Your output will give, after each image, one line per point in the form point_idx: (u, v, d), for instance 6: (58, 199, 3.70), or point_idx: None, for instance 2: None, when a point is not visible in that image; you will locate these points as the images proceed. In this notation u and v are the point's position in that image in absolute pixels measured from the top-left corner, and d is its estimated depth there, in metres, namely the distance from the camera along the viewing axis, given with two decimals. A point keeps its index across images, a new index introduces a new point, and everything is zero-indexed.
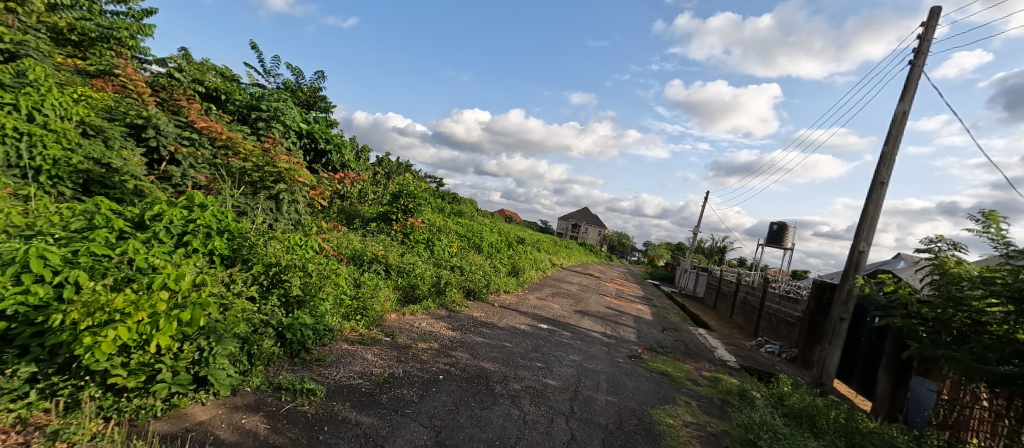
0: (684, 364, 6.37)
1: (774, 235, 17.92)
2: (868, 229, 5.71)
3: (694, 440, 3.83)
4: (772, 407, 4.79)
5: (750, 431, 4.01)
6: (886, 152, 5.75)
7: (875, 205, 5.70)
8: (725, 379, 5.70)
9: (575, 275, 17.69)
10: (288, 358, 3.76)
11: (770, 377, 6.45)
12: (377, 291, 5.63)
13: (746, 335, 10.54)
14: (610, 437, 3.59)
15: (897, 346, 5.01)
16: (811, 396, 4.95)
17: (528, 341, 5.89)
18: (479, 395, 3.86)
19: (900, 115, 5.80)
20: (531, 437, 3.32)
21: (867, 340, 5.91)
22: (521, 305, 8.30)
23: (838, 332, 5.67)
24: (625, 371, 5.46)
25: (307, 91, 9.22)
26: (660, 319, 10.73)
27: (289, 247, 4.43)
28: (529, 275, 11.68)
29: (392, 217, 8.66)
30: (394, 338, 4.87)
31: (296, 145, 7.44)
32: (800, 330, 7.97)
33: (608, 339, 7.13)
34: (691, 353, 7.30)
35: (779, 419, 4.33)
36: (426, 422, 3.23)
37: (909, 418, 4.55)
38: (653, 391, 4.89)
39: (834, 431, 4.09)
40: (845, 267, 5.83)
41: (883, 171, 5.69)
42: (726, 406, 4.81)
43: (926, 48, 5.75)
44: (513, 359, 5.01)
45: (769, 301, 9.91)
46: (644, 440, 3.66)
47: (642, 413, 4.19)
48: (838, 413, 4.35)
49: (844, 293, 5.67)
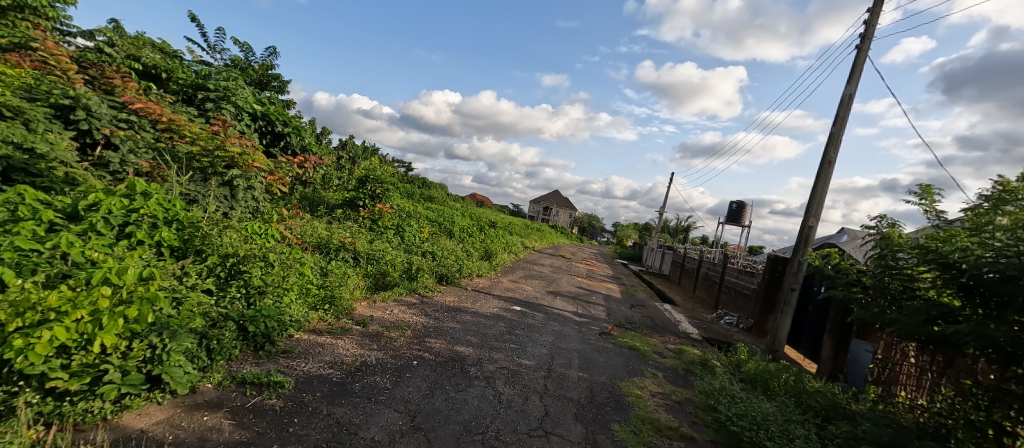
0: (650, 338, 6.56)
1: (733, 213, 18.55)
2: (817, 205, 5.92)
3: (660, 408, 3.96)
4: (730, 373, 5.00)
5: (711, 397, 4.18)
6: (833, 132, 5.96)
7: (824, 183, 5.91)
8: (689, 350, 5.91)
9: (546, 257, 17.82)
10: (252, 351, 3.63)
11: (727, 346, 6.75)
12: (346, 280, 5.49)
13: (708, 309, 10.92)
14: (581, 411, 3.62)
15: (840, 311, 5.28)
16: (765, 361, 5.19)
17: (502, 324, 5.85)
18: (454, 378, 3.82)
19: (847, 98, 6.01)
20: (506, 416, 3.32)
21: (814, 309, 6.22)
22: (494, 289, 8.30)
23: (789, 302, 5.92)
24: (595, 347, 5.56)
25: (258, 70, 8.72)
26: (629, 296, 10.98)
27: (247, 236, 4.24)
28: (502, 258, 11.63)
29: (359, 204, 8.35)
30: (366, 327, 4.76)
31: (251, 127, 6.97)
32: (755, 302, 8.35)
33: (580, 318, 7.22)
34: (656, 328, 7.52)
35: (737, 384, 4.52)
36: (400, 407, 3.17)
37: (848, 378, 4.85)
38: (621, 365, 5.00)
39: (785, 392, 4.34)
40: (796, 241, 6.06)
41: (831, 151, 5.90)
42: (690, 376, 4.98)
43: (873, 29, 5.94)
44: (487, 343, 4.96)
45: (729, 275, 10.27)
46: (615, 413, 3.72)
47: (612, 387, 4.26)
48: (788, 375, 4.60)
49: (794, 267, 5.90)
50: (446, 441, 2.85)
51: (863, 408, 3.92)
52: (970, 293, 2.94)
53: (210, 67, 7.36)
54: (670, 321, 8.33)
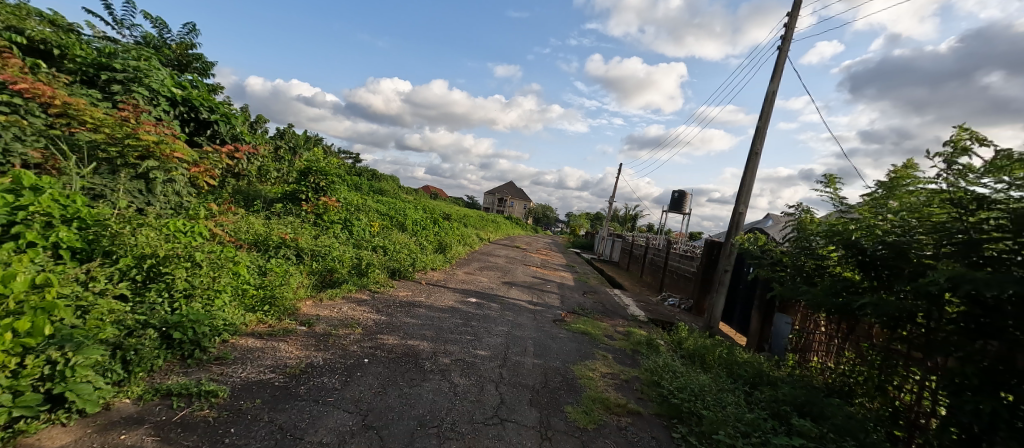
0: (600, 322, 6.72)
1: (675, 201, 19.39)
2: (746, 194, 6.25)
3: (610, 387, 4.05)
4: (672, 350, 5.24)
5: (655, 373, 4.33)
6: (759, 126, 6.29)
7: (752, 174, 6.23)
8: (636, 331, 6.12)
9: (501, 248, 17.81)
10: (178, 361, 3.24)
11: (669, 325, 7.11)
12: (288, 278, 5.14)
13: (654, 291, 11.42)
14: (537, 397, 3.61)
15: (765, 288, 5.71)
16: (702, 337, 5.49)
17: (457, 317, 5.73)
18: (408, 374, 3.67)
19: (770, 94, 6.37)
20: (462, 408, 3.22)
21: (744, 287, 6.67)
22: (449, 281, 8.14)
23: (722, 281, 6.27)
24: (548, 333, 5.61)
25: (175, 49, 7.92)
26: (582, 283, 11.22)
27: (169, 236, 3.86)
28: (457, 250, 11.46)
29: (300, 197, 7.86)
30: (312, 327, 4.48)
31: (170, 114, 6.31)
32: (694, 283, 8.83)
33: (534, 306, 7.25)
34: (606, 312, 7.72)
35: (678, 360, 4.74)
36: (350, 407, 2.99)
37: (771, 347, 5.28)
38: (573, 349, 5.08)
39: (719, 364, 4.63)
40: (728, 228, 6.39)
41: (758, 143, 6.22)
42: (637, 355, 5.13)
43: (793, 26, 6.32)
44: (442, 336, 4.83)
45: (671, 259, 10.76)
46: (568, 395, 3.75)
47: (565, 371, 4.29)
48: (722, 349, 4.90)
49: (727, 250, 6.22)
50: (400, 438, 2.72)
51: (785, 374, 4.30)
52: (867, 268, 3.26)
53: (115, 43, 6.56)
54: (618, 305, 8.59)
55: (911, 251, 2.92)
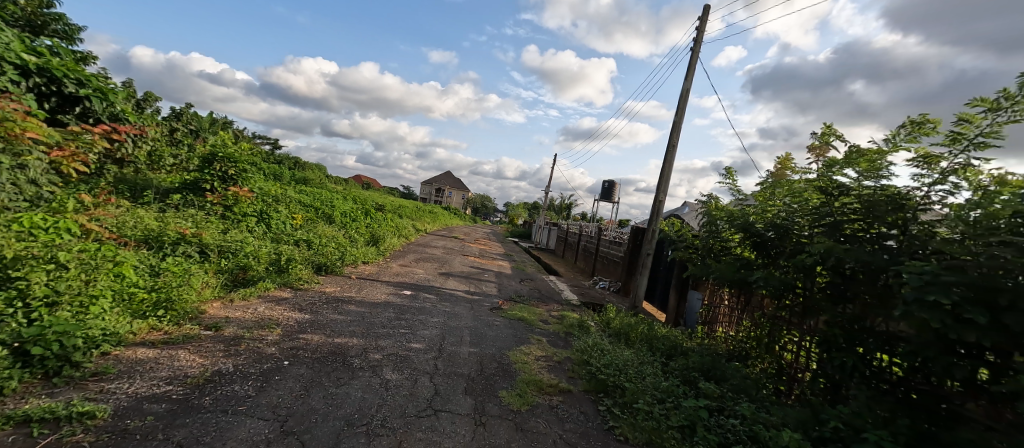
0: (536, 307, 6.79)
1: (605, 191, 20.14)
2: (665, 183, 6.57)
3: (544, 369, 4.04)
4: (602, 331, 5.42)
5: (585, 353, 4.40)
6: (675, 120, 6.63)
7: (670, 165, 6.56)
8: (569, 314, 6.26)
9: (437, 239, 17.42)
10: (42, 381, 2.66)
11: (599, 307, 7.45)
12: (189, 279, 4.52)
13: (586, 276, 11.84)
14: (472, 385, 3.49)
15: (682, 268, 6.19)
16: (628, 316, 5.77)
17: (390, 310, 5.44)
18: (335, 372, 3.38)
19: (684, 92, 6.73)
20: (393, 403, 3.01)
21: (664, 268, 7.18)
22: (383, 275, 7.76)
23: (645, 265, 6.57)
24: (483, 321, 5.52)
25: (26, 7, 6.61)
26: (519, 271, 11.30)
27: (14, 229, 3.36)
28: (390, 242, 10.97)
29: (204, 187, 7.02)
30: (219, 330, 3.97)
31: (20, 85, 5.10)
32: (621, 267, 9.30)
33: (471, 295, 7.14)
34: (542, 297, 7.83)
35: (606, 339, 4.90)
36: (267, 414, 2.66)
37: (686, 321, 5.78)
38: (510, 334, 5.04)
39: (641, 339, 4.90)
40: (650, 215, 6.69)
41: (675, 136, 6.56)
42: (570, 337, 5.21)
43: (704, 25, 6.71)
44: (371, 331, 4.53)
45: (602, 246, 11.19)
46: (503, 380, 3.67)
47: (501, 357, 4.22)
48: (645, 326, 5.18)
49: (649, 236, 6.53)
50: (324, 441, 2.47)
51: (698, 344, 4.74)
52: None
53: None
54: (553, 290, 8.79)
55: (792, 231, 3.50)
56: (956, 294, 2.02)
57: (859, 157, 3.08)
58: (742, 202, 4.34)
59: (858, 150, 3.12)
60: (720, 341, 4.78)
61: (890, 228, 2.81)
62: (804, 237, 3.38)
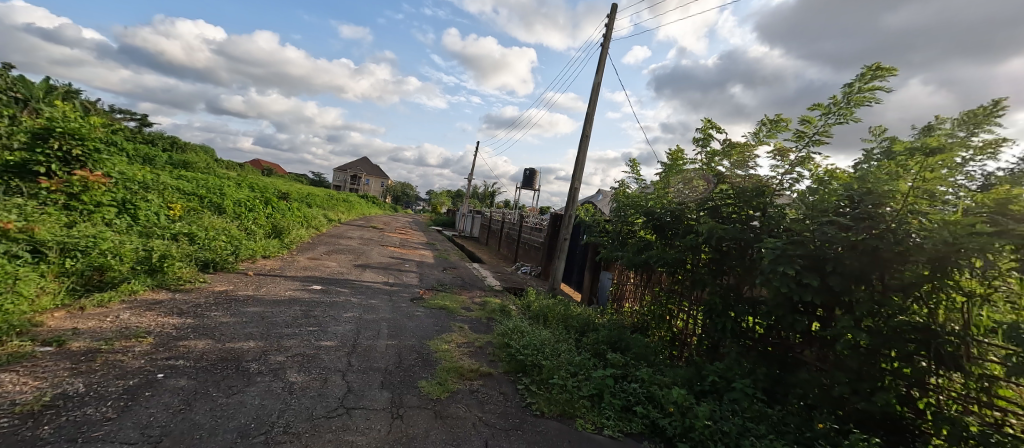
0: (460, 294, 6.66)
1: (526, 179, 20.38)
2: (580, 174, 6.72)
3: (465, 356, 3.92)
4: (523, 313, 5.44)
5: (506, 335, 4.34)
6: (589, 113, 6.80)
7: (582, 155, 6.74)
8: (491, 300, 6.20)
9: (352, 229, 16.38)
10: None
11: (520, 291, 7.54)
12: (23, 286, 3.54)
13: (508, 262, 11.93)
14: (389, 377, 3.25)
15: (593, 251, 6.48)
16: (547, 298, 5.89)
17: (295, 308, 4.92)
18: (228, 379, 2.94)
19: (595, 87, 6.92)
20: (298, 405, 2.70)
21: (577, 250, 7.46)
22: (289, 269, 7.04)
23: (562, 249, 6.72)
24: (406, 312, 5.21)
25: None
26: (443, 260, 11.04)
27: None
28: (296, 234, 10.03)
29: (36, 169, 5.56)
30: (64, 346, 3.19)
31: None
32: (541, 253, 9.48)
33: (388, 286, 6.78)
34: (465, 284, 7.70)
35: (527, 321, 4.92)
36: (137, 438, 2.20)
37: (597, 299, 6.08)
38: (433, 323, 4.85)
39: (557, 318, 5.00)
40: (566, 203, 6.82)
41: (587, 128, 6.73)
42: (492, 322, 5.13)
43: (613, 18, 6.93)
44: (272, 332, 4.02)
45: (524, 232, 11.31)
46: (422, 370, 3.47)
47: (420, 347, 4.00)
48: (563, 307, 5.31)
49: (565, 221, 6.63)
50: None
51: (608, 320, 4.93)
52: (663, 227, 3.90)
53: None
54: (476, 277, 8.71)
55: (682, 214, 3.72)
56: (796, 264, 2.58)
57: (731, 148, 3.47)
58: (644, 188, 4.54)
59: (730, 142, 3.50)
60: (627, 316, 4.99)
61: (752, 210, 3.21)
62: (689, 221, 3.66)
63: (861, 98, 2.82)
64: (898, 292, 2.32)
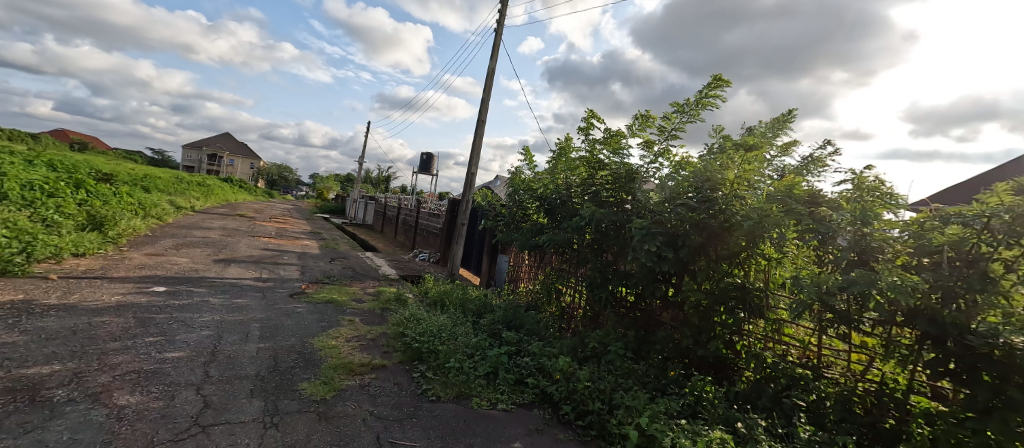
0: (349, 287, 6.44)
1: (422, 163, 20.04)
2: (476, 157, 6.92)
3: (355, 351, 3.90)
4: (420, 300, 5.56)
5: (402, 325, 4.40)
6: (484, 97, 7.02)
7: (479, 139, 6.94)
8: (386, 289, 6.15)
9: (218, 219, 14.55)
10: None
11: (417, 279, 7.56)
12: None
13: (405, 250, 11.80)
14: (260, 385, 3.02)
15: (491, 235, 6.77)
16: (445, 283, 6.05)
17: (133, 311, 4.19)
18: (10, 418, 2.25)
19: (491, 70, 7.14)
20: (129, 434, 2.26)
21: (477, 236, 7.70)
22: (116, 269, 5.83)
23: (460, 235, 6.89)
24: (283, 311, 4.88)
25: None
26: (329, 250, 10.47)
27: None
28: (127, 226, 8.31)
29: None
30: None
31: None
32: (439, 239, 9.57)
33: (262, 283, 6.24)
34: (357, 275, 7.45)
35: (423, 308, 5.04)
36: None
37: (496, 281, 6.40)
38: (316, 320, 4.63)
39: (456, 304, 5.20)
40: (463, 187, 6.98)
41: (483, 112, 6.94)
42: (386, 312, 5.15)
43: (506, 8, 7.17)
44: (106, 341, 3.42)
45: (420, 218, 11.25)
46: (304, 372, 3.33)
47: (301, 347, 3.84)
48: (460, 291, 5.52)
49: (463, 207, 6.79)
50: None
51: (505, 300, 5.25)
52: (554, 211, 4.29)
53: None
54: (371, 267, 8.48)
55: (569, 200, 4.15)
56: (658, 241, 3.06)
57: (610, 137, 3.92)
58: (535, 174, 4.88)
59: (609, 131, 3.95)
60: (522, 295, 5.37)
61: (626, 195, 3.71)
62: (575, 204, 4.07)
63: (707, 101, 3.44)
64: (726, 260, 2.90)
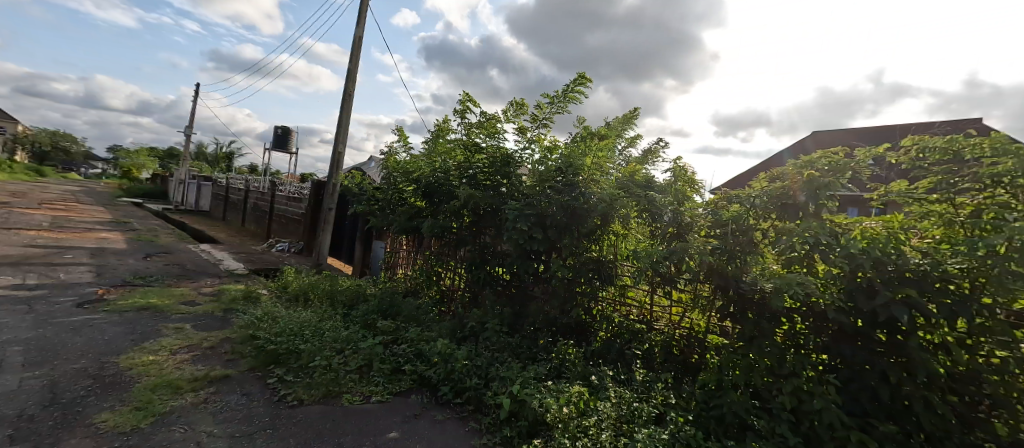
0: (176, 289, 5.58)
1: (278, 139, 18.03)
2: (344, 133, 6.59)
3: (186, 362, 3.45)
4: (277, 296, 5.21)
5: (251, 328, 4.05)
6: (351, 67, 6.69)
7: (347, 112, 6.60)
8: (230, 289, 5.54)
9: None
10: None
11: (274, 272, 6.96)
12: None
13: (260, 239, 10.67)
14: (25, 429, 2.35)
15: (364, 222, 6.56)
16: (307, 275, 5.72)
17: None
18: None
19: (358, 38, 6.81)
20: None
21: (348, 222, 7.37)
22: None
23: (327, 220, 6.51)
24: (67, 328, 3.96)
25: None
26: (143, 244, 8.80)
27: None
28: None
29: None
30: None
31: None
32: (302, 226, 8.89)
33: (27, 293, 4.90)
34: (186, 274, 6.48)
35: (279, 306, 4.72)
36: None
37: (372, 270, 6.28)
38: (121, 335, 3.87)
39: (321, 298, 4.98)
40: (329, 167, 6.60)
41: (350, 84, 6.62)
42: (230, 315, 4.68)
43: None
44: None
45: (277, 202, 10.26)
46: (101, 400, 2.74)
47: (101, 368, 3.20)
48: (325, 283, 5.27)
49: (330, 190, 6.43)
50: None
51: (380, 288, 5.21)
52: (431, 195, 4.41)
53: None
54: (209, 263, 7.40)
55: (442, 185, 4.28)
56: (528, 221, 3.37)
57: (485, 122, 4.13)
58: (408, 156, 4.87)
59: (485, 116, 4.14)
60: (400, 281, 5.37)
61: (501, 178, 3.95)
62: (452, 186, 4.22)
63: (573, 95, 3.85)
64: (585, 238, 3.36)
